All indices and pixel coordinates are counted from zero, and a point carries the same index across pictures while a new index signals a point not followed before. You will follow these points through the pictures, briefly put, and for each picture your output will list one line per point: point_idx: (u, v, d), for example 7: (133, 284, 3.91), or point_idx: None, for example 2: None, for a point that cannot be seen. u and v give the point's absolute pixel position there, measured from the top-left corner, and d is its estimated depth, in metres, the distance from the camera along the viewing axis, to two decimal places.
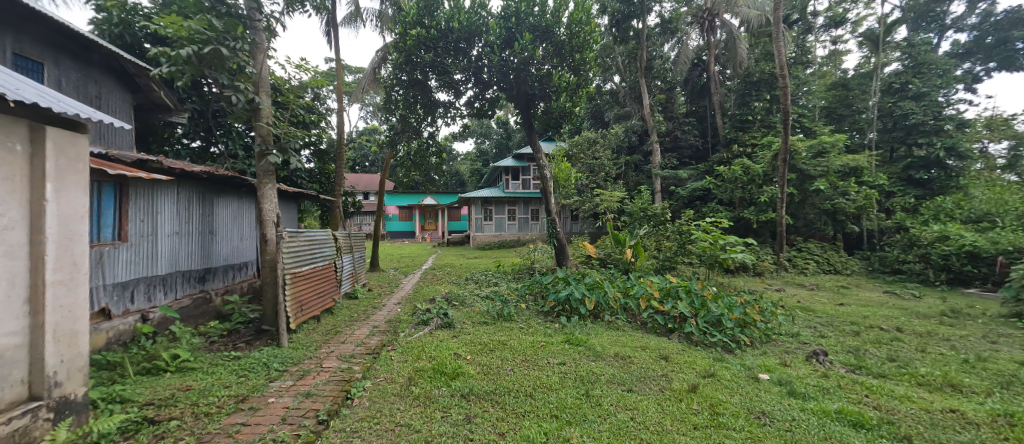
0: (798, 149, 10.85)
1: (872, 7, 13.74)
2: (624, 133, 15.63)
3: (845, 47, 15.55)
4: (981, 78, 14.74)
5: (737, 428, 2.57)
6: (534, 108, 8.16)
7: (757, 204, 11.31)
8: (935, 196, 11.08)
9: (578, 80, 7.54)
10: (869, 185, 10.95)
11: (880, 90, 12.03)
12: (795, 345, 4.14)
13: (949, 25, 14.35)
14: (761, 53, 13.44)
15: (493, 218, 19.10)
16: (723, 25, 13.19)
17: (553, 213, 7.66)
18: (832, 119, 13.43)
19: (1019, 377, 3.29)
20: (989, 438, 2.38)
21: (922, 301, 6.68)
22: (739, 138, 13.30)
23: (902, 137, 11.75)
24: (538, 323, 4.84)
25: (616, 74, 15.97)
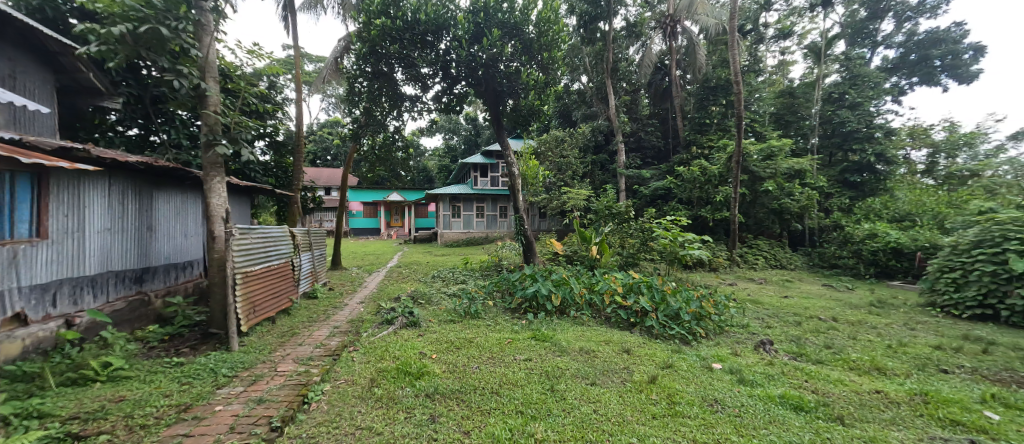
0: (749, 152, 11.58)
1: (816, 22, 14.88)
2: (591, 133, 15.99)
3: (791, 59, 16.72)
4: (906, 90, 16.46)
5: (692, 415, 2.72)
6: (501, 105, 8.17)
7: (713, 203, 11.96)
8: (867, 198, 12.20)
9: (547, 79, 7.61)
10: (811, 187, 11.86)
11: (821, 99, 13.05)
12: (745, 335, 4.42)
13: (880, 42, 15.86)
14: (718, 60, 14.18)
15: (461, 215, 18.96)
16: (683, 31, 13.79)
17: (522, 210, 7.70)
18: (780, 124, 14.40)
19: (933, 360, 3.69)
20: (907, 415, 2.66)
21: (856, 293, 7.33)
22: (699, 140, 14.00)
23: (839, 143, 12.83)
24: (505, 320, 4.86)
25: (584, 74, 16.30)
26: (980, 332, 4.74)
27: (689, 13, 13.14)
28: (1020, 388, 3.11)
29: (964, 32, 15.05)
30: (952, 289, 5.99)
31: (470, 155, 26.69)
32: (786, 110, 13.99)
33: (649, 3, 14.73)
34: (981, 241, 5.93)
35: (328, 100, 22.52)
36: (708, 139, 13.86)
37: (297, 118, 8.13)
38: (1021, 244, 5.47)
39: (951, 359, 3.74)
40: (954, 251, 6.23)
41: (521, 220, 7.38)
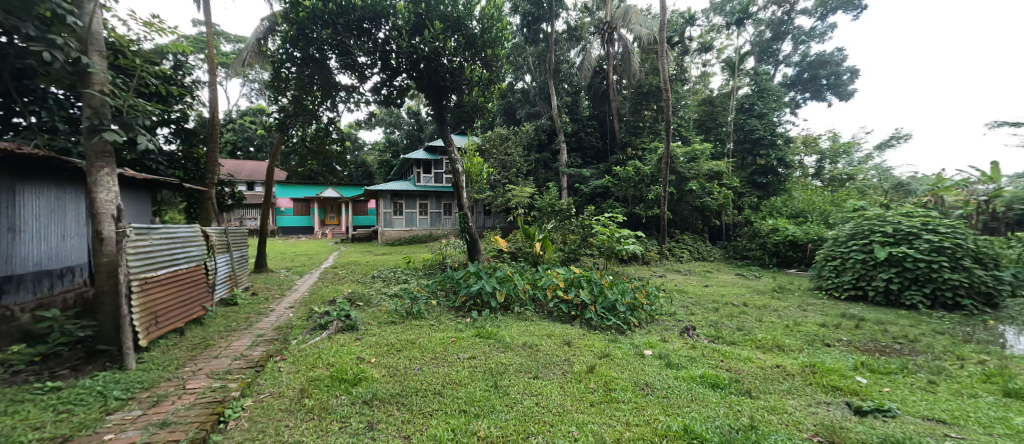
0: (676, 154, 12.60)
1: (731, 39, 16.61)
2: (534, 132, 16.33)
3: (712, 71, 18.46)
4: (801, 104, 19.19)
5: (625, 400, 2.90)
6: (445, 101, 7.99)
7: (646, 201, 12.88)
8: (771, 197, 13.89)
9: (491, 76, 7.57)
10: (726, 187, 13.20)
11: (735, 109, 14.61)
12: (672, 322, 4.82)
13: (781, 61, 18.25)
14: (650, 68, 15.15)
15: (404, 213, 18.33)
16: (619, 39, 14.49)
17: (466, 207, 7.59)
18: (702, 130, 15.86)
19: (819, 336, 4.34)
20: (800, 384, 3.09)
21: (763, 281, 8.37)
22: (634, 142, 14.97)
23: (750, 148, 14.47)
24: (449, 319, 4.78)
25: (527, 74, 16.57)
26: (854, 311, 5.68)
27: (624, 22, 13.94)
28: (881, 356, 3.77)
29: (844, 57, 17.84)
30: (833, 274, 7.06)
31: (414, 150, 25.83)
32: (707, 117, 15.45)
33: (589, 9, 15.35)
34: (855, 233, 7.05)
35: (250, 85, 20.43)
36: (643, 142, 14.95)
37: (210, 104, 7.24)
38: (883, 236, 6.63)
39: (833, 334, 4.42)
40: (836, 242, 7.35)
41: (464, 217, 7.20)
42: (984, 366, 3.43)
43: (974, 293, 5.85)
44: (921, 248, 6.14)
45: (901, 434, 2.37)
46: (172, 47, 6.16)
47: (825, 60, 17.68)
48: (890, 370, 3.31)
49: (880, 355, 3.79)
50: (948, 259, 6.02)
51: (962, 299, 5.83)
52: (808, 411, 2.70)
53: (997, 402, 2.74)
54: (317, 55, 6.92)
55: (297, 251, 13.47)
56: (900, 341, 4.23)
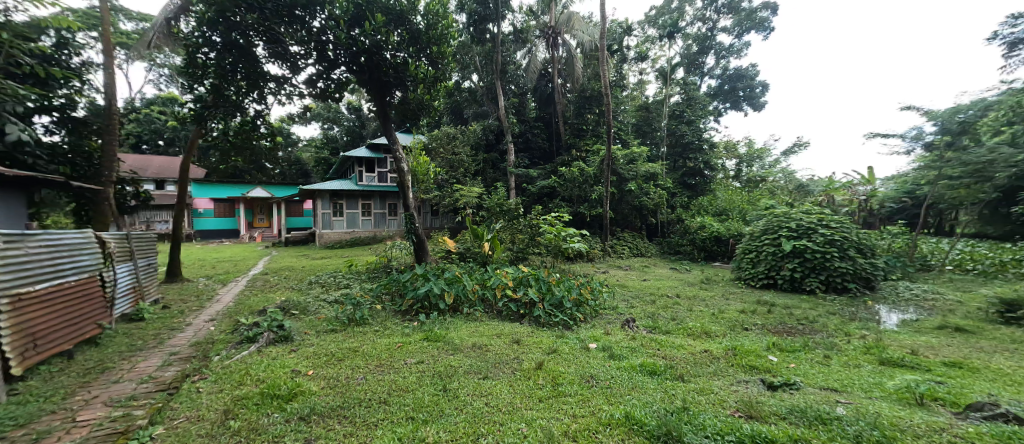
0: (617, 157, 13.25)
1: (663, 50, 17.84)
2: (482, 132, 16.25)
3: (648, 79, 19.65)
4: (722, 112, 21.21)
5: (572, 393, 3.00)
6: (388, 97, 7.68)
7: (590, 200, 13.45)
8: (699, 197, 15.14)
9: (436, 73, 7.39)
10: (661, 187, 14.16)
11: (668, 115, 15.75)
12: (615, 316, 5.07)
13: (705, 73, 20.07)
14: (592, 73, 15.82)
15: (344, 214, 17.31)
16: (563, 44, 15.08)
17: (412, 207, 7.31)
18: (640, 133, 16.75)
19: (739, 321, 4.82)
20: (724, 366, 3.41)
21: (693, 273, 9.13)
22: (578, 145, 15.54)
23: (681, 152, 15.71)
24: (396, 324, 4.60)
25: (474, 73, 16.44)
26: (767, 297, 6.42)
27: (567, 28, 14.55)
28: (788, 336, 4.29)
29: (757, 72, 19.96)
30: (750, 265, 7.90)
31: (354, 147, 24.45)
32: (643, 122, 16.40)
33: (534, 13, 15.53)
34: (767, 229, 7.94)
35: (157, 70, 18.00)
36: (587, 144, 15.54)
37: (106, 91, 6.26)
38: (788, 230, 7.53)
39: (751, 319, 4.95)
40: (752, 237, 8.20)
41: (410, 219, 6.95)
42: (866, 339, 4.07)
43: (856, 278, 6.91)
44: (817, 241, 7.09)
45: (804, 403, 2.71)
46: (52, 21, 5.20)
47: (741, 74, 19.76)
48: (796, 349, 3.79)
49: (788, 336, 4.32)
50: (837, 249, 7.02)
51: (848, 284, 6.84)
52: (730, 390, 3.00)
53: (875, 370, 3.26)
54: (240, 41, 6.29)
55: (220, 257, 12.16)
56: (805, 323, 4.86)
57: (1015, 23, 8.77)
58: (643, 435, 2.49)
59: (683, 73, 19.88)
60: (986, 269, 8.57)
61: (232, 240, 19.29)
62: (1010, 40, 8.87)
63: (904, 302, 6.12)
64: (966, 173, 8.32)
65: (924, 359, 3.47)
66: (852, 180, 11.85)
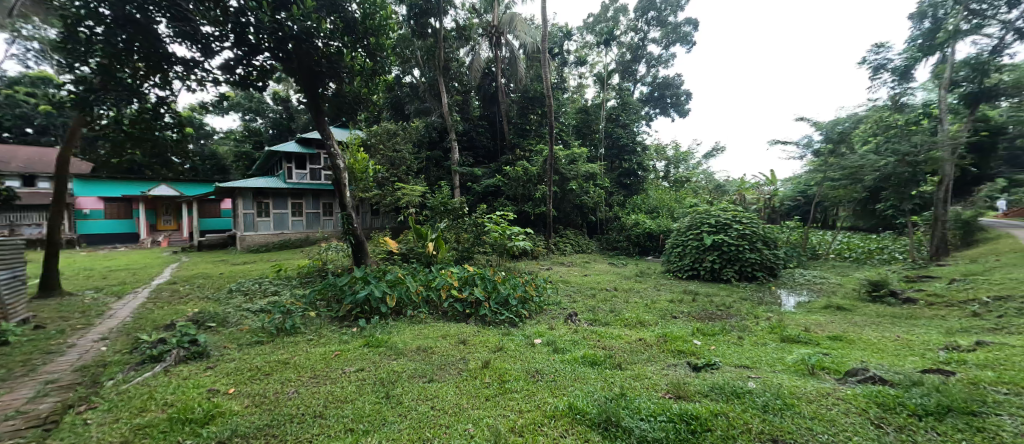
0: (559, 156, 13.63)
1: (600, 57, 18.73)
2: (424, 129, 15.73)
3: (587, 83, 20.45)
4: (652, 117, 22.83)
5: (518, 389, 3.05)
6: (320, 88, 7.15)
7: (534, 199, 13.72)
8: (634, 195, 16.12)
9: (374, 66, 6.99)
10: (599, 187, 14.86)
11: (605, 118, 16.62)
12: (559, 311, 5.24)
13: (637, 80, 21.47)
14: (535, 75, 16.11)
15: (271, 214, 15.88)
16: (506, 44, 15.21)
17: (350, 207, 6.85)
18: (580, 134, 17.11)
19: (668, 310, 5.24)
20: (654, 352, 3.70)
21: (629, 267, 9.73)
22: (522, 144, 15.73)
23: (618, 154, 16.67)
24: (333, 331, 4.29)
25: (415, 68, 15.91)
26: (692, 287, 7.07)
27: (510, 28, 14.70)
28: (709, 321, 4.76)
29: (682, 82, 21.79)
30: (677, 259, 8.59)
31: (281, 141, 22.37)
32: (583, 123, 17.07)
33: (476, 10, 15.21)
34: (692, 225, 8.69)
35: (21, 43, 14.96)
36: (530, 144, 15.77)
37: None
38: (709, 227, 8.28)
39: (678, 308, 5.40)
40: (679, 233, 8.87)
41: (348, 218, 6.55)
42: (771, 320, 4.66)
43: (762, 267, 7.87)
44: (732, 235, 7.93)
45: (722, 381, 3.02)
46: None
47: (668, 83, 21.42)
48: (715, 332, 4.21)
49: (709, 321, 4.79)
50: (748, 242, 7.91)
51: (756, 272, 7.77)
52: (662, 374, 3.25)
53: (777, 346, 3.74)
54: (137, 16, 5.46)
55: (112, 265, 10.48)
56: (724, 308, 5.43)
57: (878, 51, 10.61)
58: (585, 423, 2.61)
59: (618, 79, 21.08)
60: (859, 256, 10.27)
61: (130, 246, 16.78)
62: (875, 65, 10.69)
63: (800, 286, 7.13)
64: (843, 176, 9.95)
65: (814, 335, 4.06)
66: (758, 180, 13.56)
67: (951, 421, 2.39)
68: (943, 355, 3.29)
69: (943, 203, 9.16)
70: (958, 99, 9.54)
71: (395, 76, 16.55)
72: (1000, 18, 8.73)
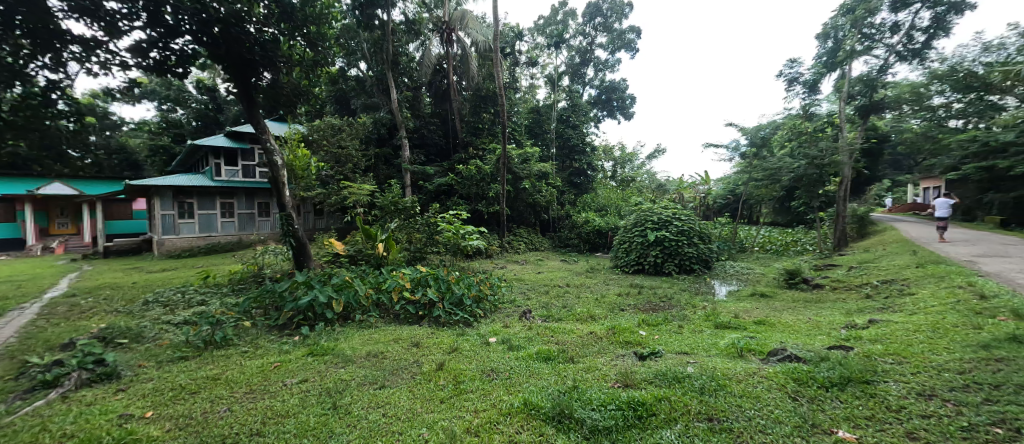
0: (512, 156, 13.70)
1: (550, 59, 19.11)
2: (372, 125, 14.93)
3: (538, 84, 20.64)
4: (601, 119, 23.70)
5: (473, 389, 3.03)
6: (252, 78, 6.19)
7: (488, 198, 13.69)
8: (584, 194, 16.66)
9: (315, 57, 6.60)
10: (551, 186, 15.13)
11: (556, 119, 16.99)
12: (513, 309, 5.31)
13: (586, 83, 22.21)
14: (487, 73, 16.02)
15: (196, 215, 14.69)
16: (458, 41, 14.78)
17: (289, 207, 6.36)
18: (533, 134, 17.33)
19: (615, 303, 5.52)
20: (603, 344, 3.87)
21: (580, 264, 10.06)
22: (476, 142, 15.60)
23: (568, 154, 17.10)
24: (272, 341, 3.97)
25: (362, 61, 15.18)
26: (637, 280, 7.49)
27: (462, 25, 14.42)
28: (653, 312, 5.07)
29: (627, 86, 22.84)
30: (623, 254, 8.95)
31: (208, 134, 20.13)
32: (535, 123, 17.31)
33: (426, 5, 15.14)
34: (637, 223, 9.12)
35: None
36: (483, 143, 15.67)
37: None
38: (653, 224, 8.77)
39: (624, 301, 5.70)
40: (625, 229, 9.31)
41: (287, 219, 5.99)
42: (707, 309, 5.05)
43: (698, 260, 8.52)
44: (673, 231, 8.50)
45: (665, 368, 3.23)
46: None
47: (615, 87, 22.38)
48: (659, 323, 4.48)
49: (653, 312, 5.09)
50: (686, 237, 8.54)
51: (693, 265, 8.43)
52: (611, 364, 3.41)
53: (712, 333, 4.08)
54: None
55: None
56: (666, 300, 5.81)
57: (790, 66, 11.99)
58: (540, 418, 2.66)
59: (568, 81, 21.67)
60: (778, 248, 11.53)
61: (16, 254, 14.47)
62: (788, 78, 12.06)
63: (731, 277, 7.84)
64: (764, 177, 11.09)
65: (743, 321, 4.48)
66: (695, 180, 14.66)
67: (850, 390, 2.76)
68: (844, 333, 3.79)
69: (844, 201, 10.40)
70: (854, 110, 11.13)
71: (339, 68, 15.67)
72: (886, 42, 10.29)
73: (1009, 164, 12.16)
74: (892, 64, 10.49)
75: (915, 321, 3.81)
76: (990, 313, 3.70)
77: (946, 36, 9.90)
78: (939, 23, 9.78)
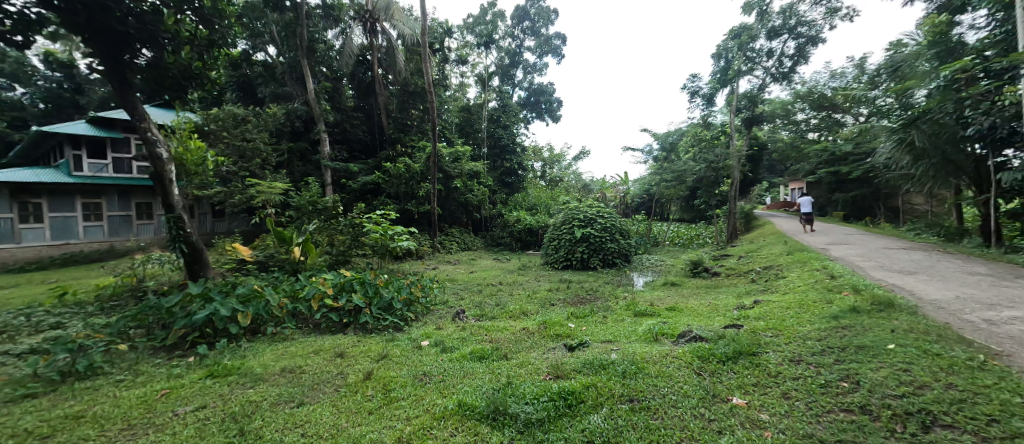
0: (443, 154, 13.40)
1: (480, 58, 19.00)
2: (284, 117, 13.43)
3: (469, 82, 20.38)
4: (530, 121, 24.25)
5: (405, 396, 2.91)
6: (127, 54, 5.12)
7: (418, 197, 13.23)
8: (515, 193, 16.96)
9: (211, 35, 5.55)
10: (482, 185, 15.08)
11: (486, 118, 17.00)
12: (446, 310, 5.26)
13: (515, 84, 22.60)
14: (415, 68, 15.37)
15: (47, 218, 12.07)
16: (383, 32, 14.06)
17: (180, 208, 5.44)
18: (463, 133, 17.13)
19: (547, 299, 5.73)
20: (536, 338, 4.00)
21: (512, 262, 10.24)
22: (403, 139, 14.96)
23: (498, 154, 17.25)
24: (157, 366, 3.39)
25: (271, 45, 13.58)
26: (568, 276, 7.85)
27: (387, 16, 13.66)
28: (580, 305, 5.35)
29: (554, 90, 23.70)
30: (553, 251, 9.28)
31: (61, 119, 16.43)
32: (465, 122, 17.15)
33: None
34: (565, 221, 9.51)
35: None
36: (412, 140, 15.08)
37: None
38: (579, 222, 9.24)
39: (555, 296, 5.94)
40: (555, 227, 9.62)
41: (176, 223, 5.14)
42: (628, 299, 5.48)
43: (619, 255, 9.18)
44: (598, 228, 9.05)
45: (592, 357, 3.43)
46: None
47: (543, 90, 23.11)
48: (586, 314, 4.76)
49: (580, 305, 5.38)
50: (609, 234, 9.14)
51: (615, 259, 9.06)
52: (542, 358, 3.53)
53: (632, 321, 4.43)
54: None
55: None
56: (591, 292, 6.20)
57: (693, 80, 13.44)
58: (475, 417, 2.65)
59: (498, 81, 21.83)
60: (684, 241, 12.96)
61: None
62: (691, 91, 13.51)
63: (648, 269, 8.60)
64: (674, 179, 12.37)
65: (657, 308, 4.95)
66: (616, 180, 15.83)
67: (741, 361, 3.21)
68: (735, 313, 4.38)
69: (735, 200, 11.99)
70: (742, 121, 12.59)
71: (242, 50, 13.88)
72: (763, 65, 12.07)
73: (848, 170, 15.07)
74: (767, 84, 12.35)
75: (788, 300, 4.56)
76: (839, 289, 4.59)
77: (806, 63, 11.90)
78: (800, 51, 11.73)
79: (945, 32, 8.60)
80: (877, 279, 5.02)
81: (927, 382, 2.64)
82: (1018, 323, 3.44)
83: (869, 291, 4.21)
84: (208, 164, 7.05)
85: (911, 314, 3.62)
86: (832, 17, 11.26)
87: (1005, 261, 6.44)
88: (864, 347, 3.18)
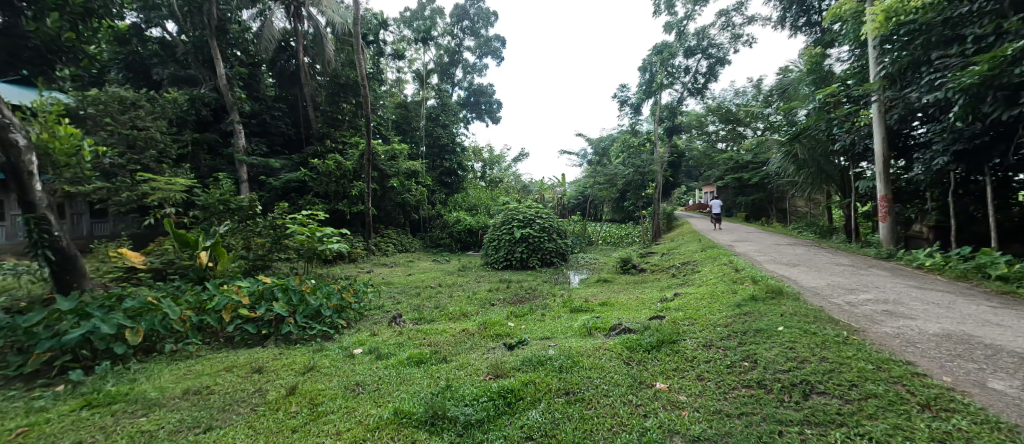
0: (378, 152, 12.78)
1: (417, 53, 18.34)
2: (186, 103, 11.74)
3: (405, 78, 19.57)
4: (470, 120, 23.99)
5: (334, 410, 2.71)
6: None
7: (350, 197, 12.47)
8: (453, 193, 16.74)
9: (88, 4, 4.67)
10: (421, 185, 14.63)
11: (424, 116, 16.52)
12: (382, 315, 5.02)
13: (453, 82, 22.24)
14: (347, 59, 14.39)
15: None
16: (309, 18, 12.98)
17: (44, 205, 4.47)
18: (399, 130, 16.47)
19: (488, 299, 5.74)
20: (475, 339, 3.98)
21: (451, 263, 10.10)
22: (333, 135, 13.99)
23: (437, 153, 16.88)
24: (11, 400, 2.77)
25: (169, 21, 11.80)
26: (508, 275, 7.95)
27: None
28: (521, 304, 5.45)
29: (494, 91, 23.74)
30: (493, 251, 9.29)
31: None
32: (402, 119, 16.49)
33: None
34: (505, 221, 9.57)
35: None
36: (343, 136, 14.16)
37: None
38: (518, 222, 9.36)
39: (499, 296, 5.96)
40: (495, 227, 9.64)
41: (38, 225, 4.25)
42: (565, 297, 5.71)
43: (556, 254, 9.49)
44: (537, 228, 9.26)
45: (530, 353, 3.50)
46: None
47: (482, 90, 23.02)
48: (525, 313, 4.85)
49: (519, 304, 5.46)
50: (547, 234, 9.40)
51: (553, 258, 9.36)
52: (482, 359, 3.50)
53: (569, 317, 4.61)
54: None
55: None
56: (530, 291, 6.30)
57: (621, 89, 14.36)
58: (413, 425, 2.55)
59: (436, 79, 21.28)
60: (615, 240, 13.87)
61: None
62: (620, 99, 14.43)
63: (583, 267, 9.02)
64: None
65: (591, 304, 5.20)
66: (553, 183, 16.43)
67: (662, 349, 3.50)
68: (659, 305, 4.77)
69: (657, 201, 13.05)
70: (664, 130, 13.69)
71: (131, 23, 11.74)
72: (681, 80, 13.29)
73: (747, 177, 17.23)
74: (684, 97, 13.62)
75: (701, 291, 5.09)
76: (741, 280, 5.22)
77: (716, 81, 13.34)
78: (710, 70, 13.10)
79: (819, 62, 10.23)
80: (770, 271, 5.78)
81: (808, 357, 3.11)
82: (870, 304, 4.21)
83: (764, 282, 4.86)
84: (85, 154, 5.91)
85: (795, 300, 4.25)
86: (736, 42, 12.72)
87: (861, 253, 7.82)
88: (761, 330, 3.65)
